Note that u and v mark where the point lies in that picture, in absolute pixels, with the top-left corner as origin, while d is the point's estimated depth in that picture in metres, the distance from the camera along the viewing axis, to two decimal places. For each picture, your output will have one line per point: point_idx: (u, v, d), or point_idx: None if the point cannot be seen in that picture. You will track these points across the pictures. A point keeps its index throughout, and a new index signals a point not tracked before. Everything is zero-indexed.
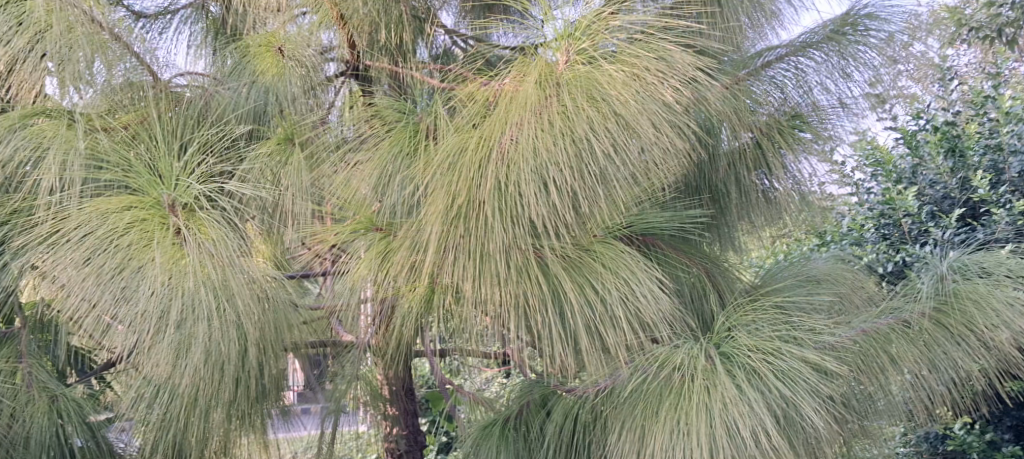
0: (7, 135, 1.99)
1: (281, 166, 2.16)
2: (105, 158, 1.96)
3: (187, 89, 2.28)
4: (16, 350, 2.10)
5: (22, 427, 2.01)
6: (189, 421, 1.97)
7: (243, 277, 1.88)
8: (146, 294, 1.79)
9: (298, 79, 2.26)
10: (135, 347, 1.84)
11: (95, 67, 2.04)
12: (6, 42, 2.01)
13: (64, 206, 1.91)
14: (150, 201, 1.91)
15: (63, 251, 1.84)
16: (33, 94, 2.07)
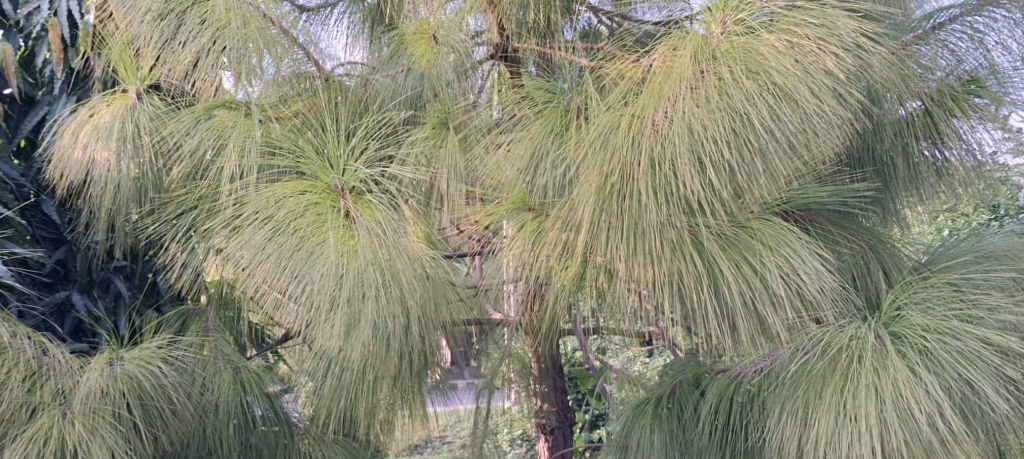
0: (194, 126, 2.14)
1: (436, 149, 2.24)
2: (279, 145, 2.10)
3: (348, 78, 2.37)
4: (203, 326, 2.31)
5: (213, 396, 2.18)
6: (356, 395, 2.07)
7: (408, 257, 1.98)
8: (320, 273, 1.91)
9: (451, 65, 2.35)
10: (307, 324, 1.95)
11: (265, 62, 2.18)
12: (190, 40, 2.14)
13: (245, 193, 2.05)
14: (322, 186, 2.03)
15: (246, 235, 1.97)
16: (214, 87, 2.18)
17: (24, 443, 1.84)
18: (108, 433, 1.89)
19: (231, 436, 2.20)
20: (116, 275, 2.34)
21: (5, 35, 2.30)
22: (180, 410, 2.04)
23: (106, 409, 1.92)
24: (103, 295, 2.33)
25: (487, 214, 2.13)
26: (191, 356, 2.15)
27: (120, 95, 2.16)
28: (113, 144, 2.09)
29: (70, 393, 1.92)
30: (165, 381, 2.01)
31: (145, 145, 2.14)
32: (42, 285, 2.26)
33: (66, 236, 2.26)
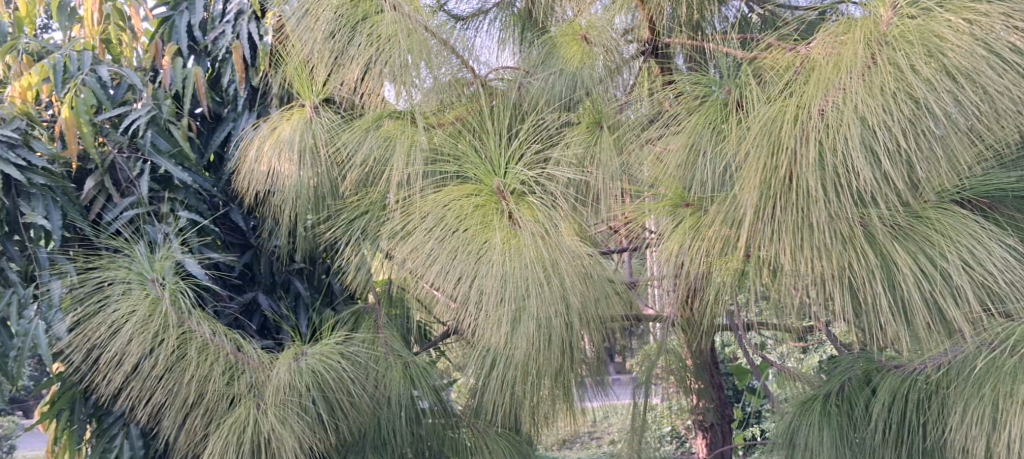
0: (363, 135, 2.33)
1: (592, 146, 2.28)
2: (441, 151, 2.24)
3: (502, 82, 2.45)
4: (374, 323, 2.52)
5: (386, 389, 2.36)
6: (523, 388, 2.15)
7: (570, 256, 2.04)
8: (486, 272, 2.00)
9: (605, 63, 2.39)
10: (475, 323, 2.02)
11: (422, 72, 2.29)
12: (359, 53, 2.27)
13: (415, 198, 2.18)
14: (486, 188, 2.12)
15: (419, 240, 2.07)
16: (377, 99, 2.35)
17: (226, 432, 2.11)
18: (296, 424, 2.13)
19: (403, 427, 2.38)
20: (295, 276, 2.70)
21: (196, 58, 2.76)
22: (357, 401, 2.26)
23: (292, 400, 2.16)
24: (285, 294, 2.70)
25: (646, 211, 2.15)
26: (364, 352, 2.36)
27: (297, 110, 2.37)
28: (293, 153, 2.30)
29: (261, 387, 2.19)
30: (344, 375, 2.23)
31: (323, 154, 2.34)
32: (234, 286, 2.67)
33: (252, 241, 2.67)
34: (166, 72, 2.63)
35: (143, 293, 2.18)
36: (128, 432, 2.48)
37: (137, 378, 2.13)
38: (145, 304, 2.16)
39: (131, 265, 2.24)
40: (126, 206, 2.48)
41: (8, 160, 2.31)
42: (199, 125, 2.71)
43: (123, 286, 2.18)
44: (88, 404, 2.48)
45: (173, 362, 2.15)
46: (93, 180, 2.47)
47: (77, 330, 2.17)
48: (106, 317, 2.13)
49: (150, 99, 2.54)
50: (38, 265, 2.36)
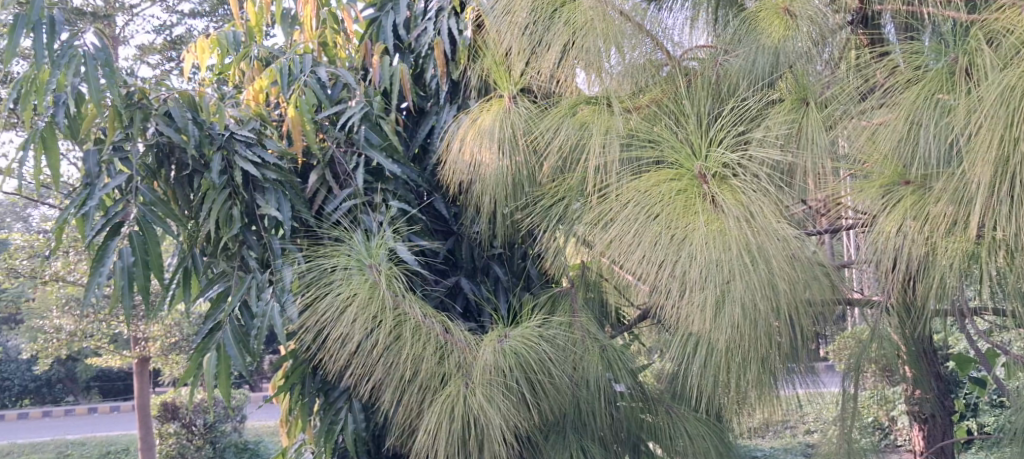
0: (560, 122, 2.41)
1: (800, 121, 2.21)
2: (637, 135, 2.29)
3: (696, 63, 2.44)
4: (569, 307, 2.58)
5: (585, 372, 2.40)
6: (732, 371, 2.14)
7: (779, 243, 2.03)
8: (689, 257, 2.02)
9: (806, 36, 2.30)
10: (678, 312, 2.05)
11: (611, 54, 2.38)
12: (564, 42, 2.40)
13: (620, 184, 2.22)
14: (687, 172, 2.15)
15: (623, 226, 2.12)
16: (570, 86, 2.48)
17: (439, 409, 2.26)
18: (502, 403, 2.26)
19: (601, 408, 2.44)
20: (494, 262, 2.84)
21: (400, 56, 2.98)
22: (558, 383, 2.34)
23: (497, 380, 2.29)
24: (485, 279, 2.84)
25: (863, 198, 2.11)
26: (563, 335, 2.43)
27: (496, 101, 2.51)
28: (492, 143, 2.42)
29: (468, 366, 2.34)
30: (544, 356, 2.34)
31: (522, 144, 2.45)
32: (439, 271, 2.85)
33: (455, 228, 2.86)
34: (376, 71, 2.86)
35: (363, 278, 2.43)
36: (351, 406, 2.81)
37: (360, 356, 2.36)
38: (365, 288, 2.41)
39: (351, 252, 2.52)
40: (344, 197, 2.77)
41: (246, 158, 2.69)
42: (404, 120, 2.96)
43: (344, 272, 2.46)
44: (316, 380, 2.84)
45: (391, 342, 2.36)
46: (316, 174, 2.81)
47: (308, 312, 2.47)
48: (333, 300, 2.41)
49: (361, 96, 2.80)
50: (273, 253, 2.70)
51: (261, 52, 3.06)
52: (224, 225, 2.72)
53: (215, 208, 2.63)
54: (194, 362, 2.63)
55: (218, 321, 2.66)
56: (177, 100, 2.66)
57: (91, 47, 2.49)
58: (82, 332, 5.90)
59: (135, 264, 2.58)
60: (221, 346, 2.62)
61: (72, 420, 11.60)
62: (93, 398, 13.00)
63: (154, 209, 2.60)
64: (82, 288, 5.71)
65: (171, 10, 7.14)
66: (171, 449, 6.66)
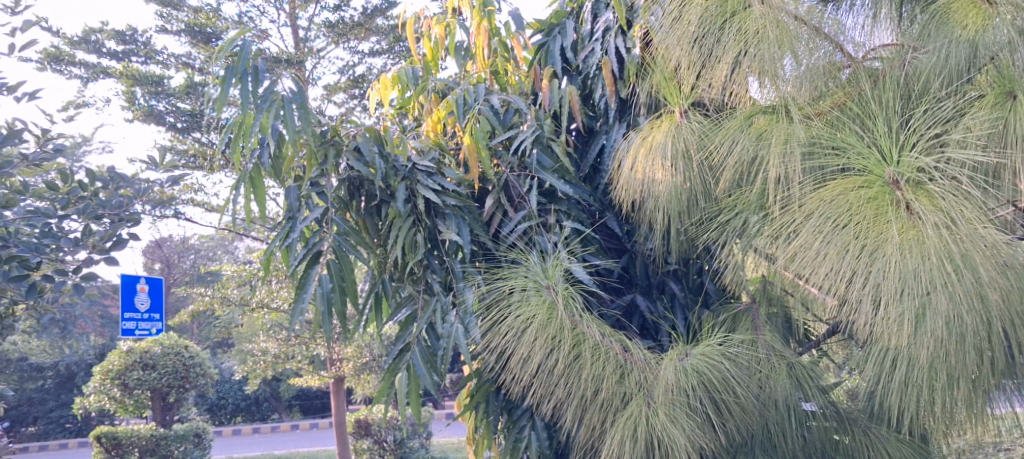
0: (737, 133, 2.36)
1: (1005, 118, 2.11)
2: (819, 142, 2.23)
3: (879, 62, 2.35)
4: (750, 324, 2.56)
5: (771, 391, 2.39)
6: (935, 388, 2.04)
7: (983, 246, 1.95)
8: (882, 269, 1.98)
9: (1007, 25, 2.17)
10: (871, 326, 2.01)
11: (786, 63, 2.34)
12: (734, 53, 2.37)
13: (803, 195, 2.19)
14: (876, 179, 2.09)
15: (808, 239, 2.08)
16: (745, 98, 2.44)
17: (622, 430, 2.31)
18: (686, 424, 2.27)
19: (791, 429, 2.42)
20: (670, 278, 2.82)
21: (569, 78, 3.05)
22: (745, 403, 2.32)
23: (680, 400, 2.31)
24: (661, 296, 2.83)
25: None
26: (746, 353, 2.41)
27: (667, 117, 2.49)
28: (665, 160, 2.42)
29: (649, 384, 2.40)
30: (728, 374, 2.33)
31: (696, 159, 2.44)
32: (614, 289, 2.88)
33: (628, 246, 2.88)
34: (545, 95, 2.94)
35: (541, 299, 2.50)
36: (534, 425, 2.86)
37: (541, 375, 2.42)
38: (544, 309, 2.47)
39: (528, 272, 2.59)
40: (519, 219, 2.85)
41: (427, 186, 2.82)
42: (575, 140, 3.03)
43: (522, 292, 2.52)
44: (499, 398, 2.92)
45: (572, 361, 2.42)
46: (492, 199, 2.91)
47: (491, 333, 2.54)
48: (511, 321, 2.46)
49: (533, 120, 2.88)
50: (455, 276, 2.80)
51: (438, 84, 3.19)
52: (409, 251, 2.85)
53: (402, 235, 2.76)
54: (387, 382, 2.76)
55: (407, 342, 2.77)
56: (365, 135, 2.82)
57: (289, 91, 2.68)
58: (285, 354, 6.29)
59: (333, 290, 2.74)
60: (411, 366, 2.72)
61: (278, 436, 12.34)
62: (295, 416, 13.80)
63: (348, 238, 2.75)
64: (285, 314, 6.09)
65: (352, 50, 7.53)
66: None
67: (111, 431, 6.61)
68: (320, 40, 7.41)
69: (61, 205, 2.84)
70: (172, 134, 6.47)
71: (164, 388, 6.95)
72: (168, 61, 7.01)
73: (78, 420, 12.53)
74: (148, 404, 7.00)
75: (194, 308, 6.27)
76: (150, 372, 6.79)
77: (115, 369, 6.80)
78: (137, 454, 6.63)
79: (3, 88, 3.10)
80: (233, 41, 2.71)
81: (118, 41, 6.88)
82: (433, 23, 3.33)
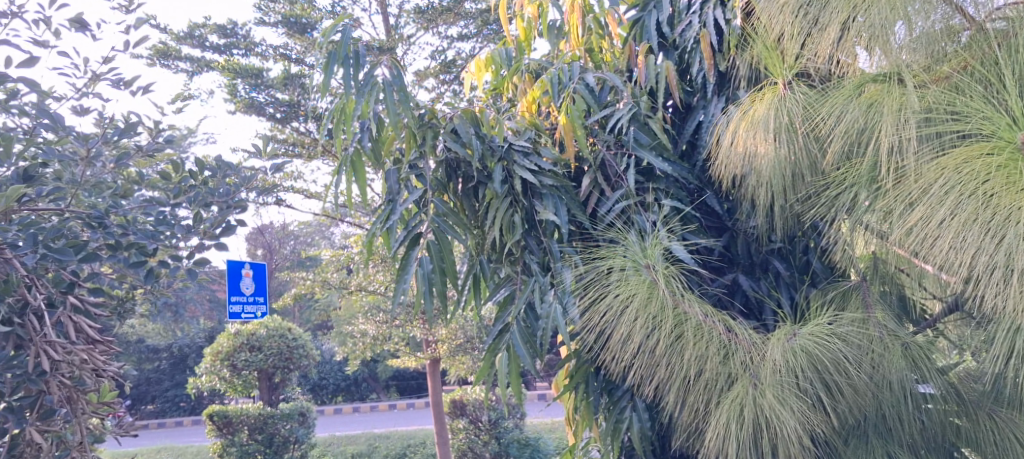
0: (846, 103, 2.29)
1: None
2: (936, 109, 2.17)
3: (1005, 24, 2.21)
4: (861, 302, 2.49)
5: (886, 371, 2.33)
6: None
7: None
8: (1015, 239, 1.93)
9: None
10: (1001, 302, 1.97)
11: (898, 29, 2.24)
12: (839, 21, 2.31)
13: (921, 166, 2.14)
14: (1006, 145, 2.04)
15: (929, 211, 2.05)
16: (853, 69, 2.38)
17: (727, 410, 2.31)
18: (795, 404, 2.26)
19: (907, 411, 2.37)
20: (774, 256, 2.74)
21: (665, 53, 3.00)
22: (857, 384, 2.29)
23: (789, 381, 2.30)
24: (764, 274, 2.77)
25: None
26: (857, 332, 2.37)
27: (770, 89, 2.44)
28: (767, 133, 2.36)
29: (755, 365, 2.38)
30: (840, 355, 2.30)
31: (801, 132, 2.37)
32: (715, 268, 2.83)
33: (728, 224, 2.81)
34: (641, 71, 2.89)
35: (640, 278, 2.49)
36: (634, 405, 2.83)
37: (642, 356, 2.41)
38: (644, 288, 2.47)
39: (627, 251, 2.59)
40: (616, 198, 2.83)
41: (524, 167, 2.79)
42: (672, 117, 2.98)
43: (621, 272, 2.51)
44: (599, 379, 2.90)
45: (673, 340, 2.41)
46: (589, 178, 2.89)
47: (589, 312, 2.54)
48: (611, 301, 2.46)
49: (629, 98, 2.84)
50: (553, 256, 2.78)
51: (532, 64, 3.18)
52: (507, 232, 2.85)
53: (499, 216, 2.77)
54: (488, 362, 2.77)
55: (506, 323, 2.77)
56: (462, 117, 2.83)
57: (387, 76, 2.71)
58: (383, 336, 6.39)
59: (433, 271, 2.76)
60: (510, 346, 2.73)
61: (376, 415, 12.61)
62: (392, 395, 14.08)
63: (447, 219, 2.77)
64: (382, 297, 6.18)
65: (441, 35, 7.56)
66: (462, 443, 7.11)
67: (223, 411, 6.79)
68: (410, 26, 7.46)
69: (174, 194, 2.93)
70: (272, 124, 6.60)
71: (270, 368, 7.16)
72: (267, 53, 7.16)
73: (190, 399, 13.06)
74: (256, 384, 7.23)
75: (297, 291, 6.43)
76: (257, 353, 7.00)
77: (224, 351, 7.03)
78: (246, 433, 6.87)
79: (118, 84, 3.22)
80: (333, 28, 2.76)
81: (220, 35, 7.06)
82: (526, 3, 3.32)
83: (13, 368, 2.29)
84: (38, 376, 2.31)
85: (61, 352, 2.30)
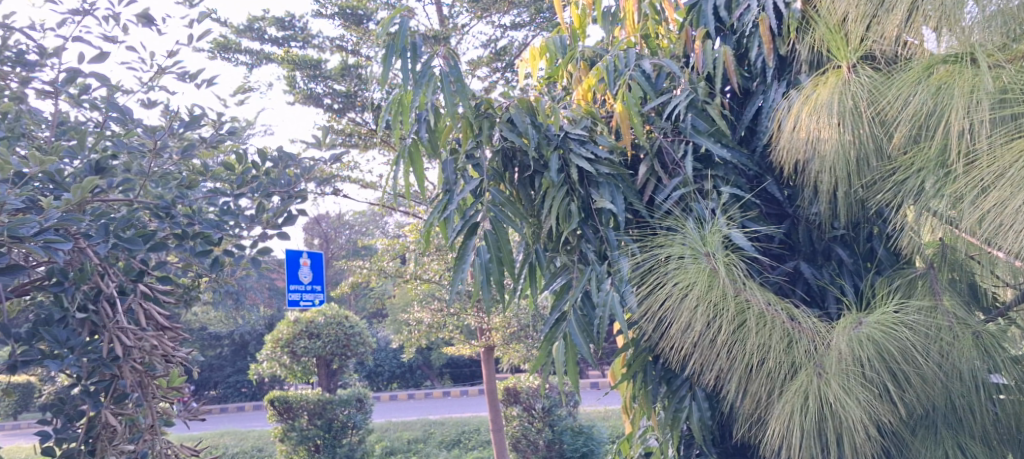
0: (914, 86, 2.25)
1: None
2: (1009, 90, 2.13)
3: None
4: (929, 290, 2.44)
5: (955, 360, 2.29)
6: None
7: None
8: None
9: None
10: None
11: (970, 7, 2.19)
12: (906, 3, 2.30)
13: (993, 149, 2.11)
14: None
15: (1004, 196, 2.04)
16: (921, 52, 2.35)
17: (790, 400, 2.29)
18: (861, 395, 2.24)
19: (979, 402, 2.31)
20: (837, 244, 2.69)
21: (723, 38, 2.95)
22: (925, 373, 2.26)
23: (855, 370, 2.28)
24: (827, 262, 2.71)
25: None
26: (925, 320, 2.33)
27: (833, 73, 2.40)
28: (832, 118, 2.33)
29: (819, 354, 2.36)
30: (907, 343, 2.27)
31: (866, 115, 2.32)
32: (776, 256, 2.79)
33: (789, 211, 2.76)
34: (698, 57, 2.86)
35: (699, 266, 2.48)
36: (694, 395, 2.80)
37: (702, 345, 2.39)
38: (703, 277, 2.45)
39: (685, 238, 2.57)
40: (674, 186, 2.80)
41: (580, 155, 2.80)
42: (730, 102, 2.93)
43: (678, 260, 2.51)
44: (657, 368, 2.88)
45: (735, 329, 2.39)
46: (646, 166, 2.86)
47: (647, 301, 2.52)
48: (670, 290, 2.45)
49: (687, 85, 2.81)
50: (609, 245, 2.76)
51: (587, 51, 3.16)
52: (563, 220, 2.83)
53: (556, 205, 2.76)
54: (545, 351, 2.75)
55: (563, 311, 2.76)
56: (518, 106, 2.83)
57: (445, 66, 2.73)
58: (438, 324, 6.42)
59: (490, 260, 2.75)
60: (567, 335, 2.71)
61: (431, 402, 12.73)
62: (446, 382, 14.19)
63: (504, 209, 2.77)
64: (437, 286, 6.21)
65: (495, 24, 7.54)
66: (515, 430, 7.13)
67: (283, 396, 6.98)
68: (463, 15, 7.46)
69: (237, 185, 2.98)
70: (329, 115, 6.65)
71: (328, 356, 7.25)
72: (324, 45, 7.23)
73: (251, 385, 13.33)
74: (315, 370, 7.33)
75: (353, 279, 6.50)
76: (315, 340, 7.10)
77: (284, 337, 7.16)
78: (306, 418, 6.97)
79: (183, 77, 3.28)
80: (391, 19, 2.78)
81: (279, 28, 7.14)
82: None
83: (90, 352, 2.35)
84: (111, 361, 2.37)
85: (133, 338, 2.38)
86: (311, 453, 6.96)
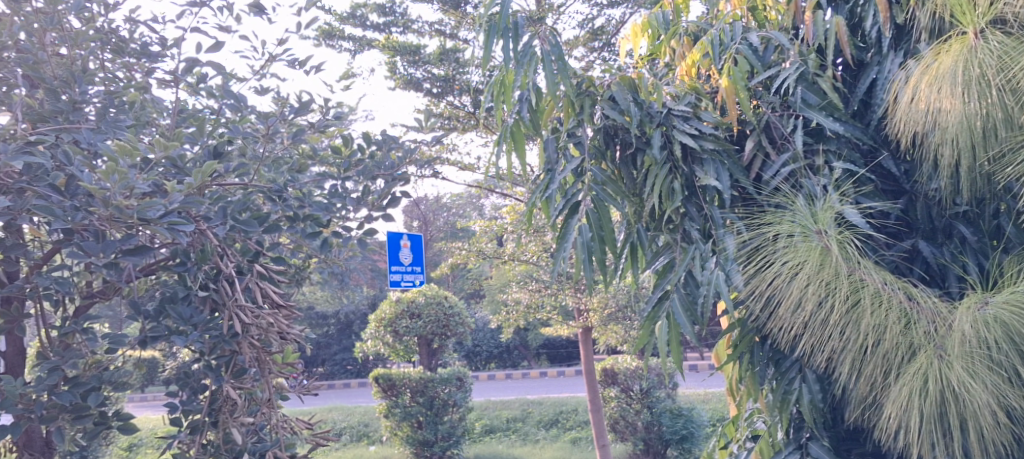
0: None
1: None
2: None
3: None
4: None
5: None
6: None
7: None
8: None
9: None
10: None
11: None
12: None
13: None
14: None
15: None
16: None
17: (909, 381, 2.25)
18: (987, 378, 2.19)
19: None
20: (959, 221, 2.56)
21: (835, 9, 2.85)
22: None
23: (980, 353, 2.23)
24: (948, 240, 2.59)
25: None
26: None
27: (958, 40, 2.35)
28: (955, 87, 2.28)
29: (940, 335, 2.31)
30: None
31: (992, 83, 2.26)
32: (892, 234, 2.68)
33: (906, 187, 2.65)
34: (808, 28, 2.77)
35: (810, 245, 2.45)
36: (805, 376, 2.72)
37: (813, 325, 2.37)
38: (815, 255, 2.42)
39: (795, 216, 2.54)
40: (783, 162, 2.72)
41: (683, 131, 2.75)
42: (843, 75, 2.83)
43: (787, 237, 2.49)
44: (766, 349, 2.82)
45: (850, 309, 2.35)
46: (752, 141, 2.79)
47: (754, 279, 2.51)
48: (780, 269, 2.43)
49: (796, 57, 2.73)
50: (714, 223, 2.71)
51: (691, 27, 3.10)
52: (666, 199, 2.78)
53: (658, 183, 2.71)
54: (646, 330, 2.73)
55: (665, 291, 2.73)
56: (620, 84, 2.82)
57: (548, 45, 2.73)
58: (536, 304, 6.42)
59: (592, 239, 2.73)
60: (670, 314, 2.67)
61: (528, 381, 12.80)
62: (543, 363, 14.26)
63: (605, 188, 2.75)
64: (535, 266, 6.21)
65: (592, 3, 7.45)
66: (614, 411, 7.11)
67: (387, 373, 7.16)
68: None
69: (344, 168, 3.04)
70: (429, 99, 6.69)
71: (430, 335, 7.36)
72: (423, 29, 7.28)
73: (356, 363, 13.68)
74: (416, 349, 7.46)
75: (453, 260, 6.55)
76: (417, 320, 7.21)
77: (387, 317, 7.30)
78: (409, 395, 7.12)
79: (294, 63, 3.36)
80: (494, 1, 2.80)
81: (380, 14, 7.24)
82: None
83: (212, 330, 2.44)
84: (231, 338, 2.45)
85: (251, 315, 2.45)
86: (415, 429, 7.08)
